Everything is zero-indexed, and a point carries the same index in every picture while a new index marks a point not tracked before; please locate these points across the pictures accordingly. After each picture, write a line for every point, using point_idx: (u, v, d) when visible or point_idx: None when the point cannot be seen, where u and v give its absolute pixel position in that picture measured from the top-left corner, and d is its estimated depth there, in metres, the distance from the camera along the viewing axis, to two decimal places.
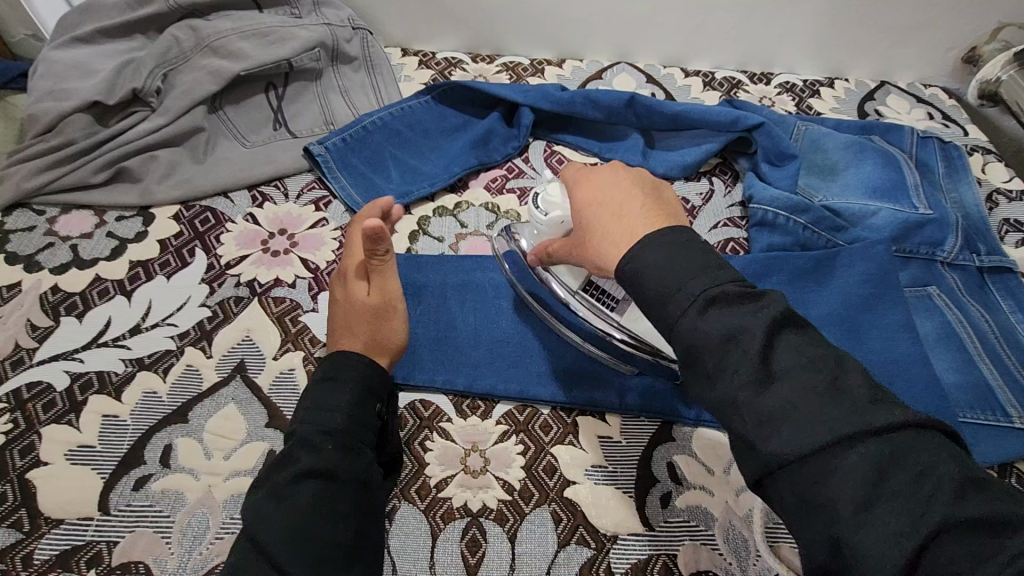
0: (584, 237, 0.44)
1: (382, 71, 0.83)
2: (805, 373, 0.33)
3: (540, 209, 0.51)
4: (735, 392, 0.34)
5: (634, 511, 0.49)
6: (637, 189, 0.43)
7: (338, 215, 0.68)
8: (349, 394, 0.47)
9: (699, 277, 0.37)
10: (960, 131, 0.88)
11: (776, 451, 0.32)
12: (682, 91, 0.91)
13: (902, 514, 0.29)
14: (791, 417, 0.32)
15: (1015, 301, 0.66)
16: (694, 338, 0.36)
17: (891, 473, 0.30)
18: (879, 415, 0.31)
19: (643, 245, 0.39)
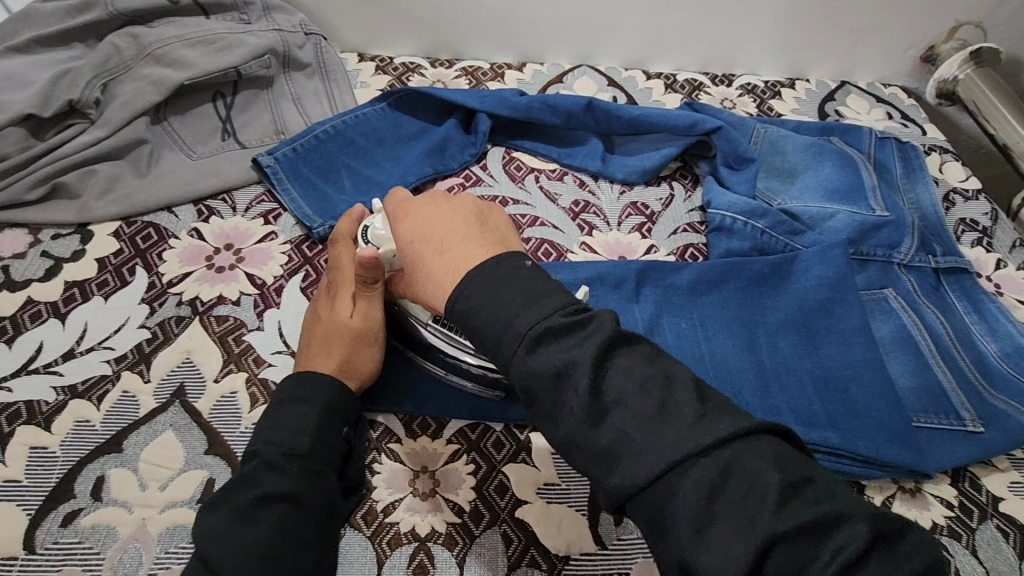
0: (410, 274, 0.46)
1: (337, 77, 0.81)
2: (637, 400, 0.35)
3: (370, 242, 0.53)
4: (572, 430, 0.36)
5: (587, 530, 0.48)
6: (455, 216, 0.46)
7: (288, 228, 0.66)
8: (318, 416, 0.47)
9: (527, 312, 0.38)
10: (918, 131, 0.88)
11: (619, 483, 0.34)
12: (643, 94, 0.90)
13: (732, 533, 0.31)
14: (628, 450, 0.34)
15: (970, 302, 0.66)
16: (532, 376, 0.37)
17: (720, 491, 0.32)
18: (705, 433, 0.33)
19: (468, 280, 0.41)
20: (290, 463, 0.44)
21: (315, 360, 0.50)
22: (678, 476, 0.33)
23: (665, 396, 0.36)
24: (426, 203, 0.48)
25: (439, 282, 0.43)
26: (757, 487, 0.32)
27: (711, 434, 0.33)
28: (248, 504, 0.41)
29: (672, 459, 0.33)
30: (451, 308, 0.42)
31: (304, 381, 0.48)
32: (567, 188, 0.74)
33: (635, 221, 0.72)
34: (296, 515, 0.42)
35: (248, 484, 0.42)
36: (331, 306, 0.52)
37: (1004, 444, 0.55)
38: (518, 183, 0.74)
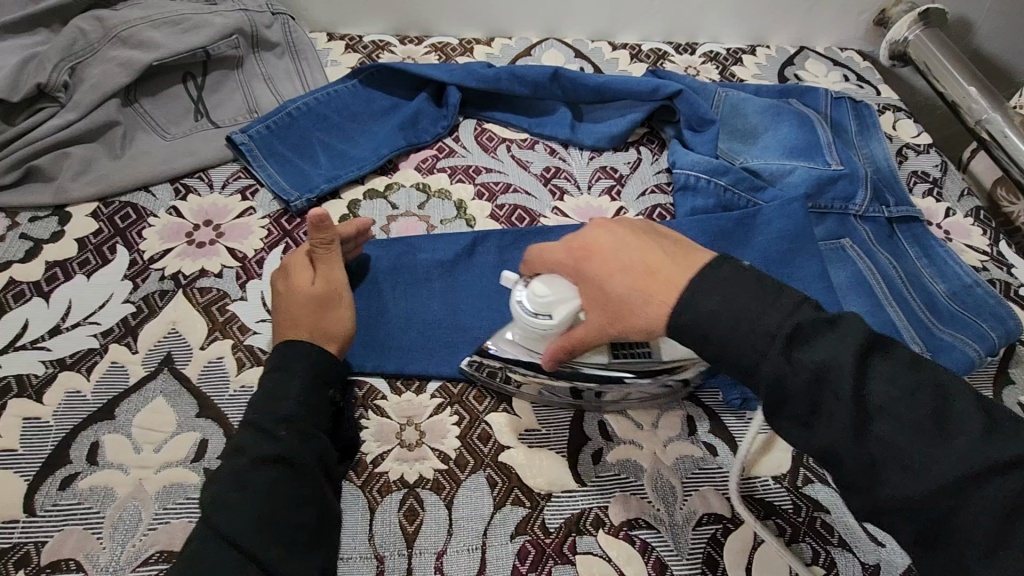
0: (617, 309, 0.45)
1: (307, 56, 0.82)
2: (910, 408, 0.37)
3: (534, 313, 0.49)
4: (836, 443, 0.38)
5: (567, 469, 0.51)
6: (644, 241, 0.46)
7: (266, 203, 0.68)
8: (298, 383, 0.49)
9: (794, 310, 0.39)
10: (873, 91, 0.92)
11: (889, 493, 0.36)
12: (610, 64, 0.92)
13: (1016, 549, 0.33)
14: (901, 459, 0.36)
15: (921, 247, 0.70)
16: (786, 381, 0.39)
17: (1021, 514, 0.33)
18: (995, 449, 0.34)
19: (695, 291, 0.41)
20: (276, 429, 0.46)
21: (291, 329, 0.52)
22: (967, 496, 0.34)
23: (942, 407, 0.36)
24: (602, 233, 0.47)
25: (656, 306, 0.43)
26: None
27: (1004, 451, 0.34)
28: (244, 469, 0.43)
29: (944, 476, 0.35)
30: (680, 322, 0.42)
31: (286, 355, 0.50)
32: (539, 156, 0.77)
33: (604, 184, 0.75)
34: (288, 476, 0.44)
35: (239, 451, 0.45)
36: (286, 283, 0.54)
37: (950, 373, 0.59)
38: (490, 153, 0.76)
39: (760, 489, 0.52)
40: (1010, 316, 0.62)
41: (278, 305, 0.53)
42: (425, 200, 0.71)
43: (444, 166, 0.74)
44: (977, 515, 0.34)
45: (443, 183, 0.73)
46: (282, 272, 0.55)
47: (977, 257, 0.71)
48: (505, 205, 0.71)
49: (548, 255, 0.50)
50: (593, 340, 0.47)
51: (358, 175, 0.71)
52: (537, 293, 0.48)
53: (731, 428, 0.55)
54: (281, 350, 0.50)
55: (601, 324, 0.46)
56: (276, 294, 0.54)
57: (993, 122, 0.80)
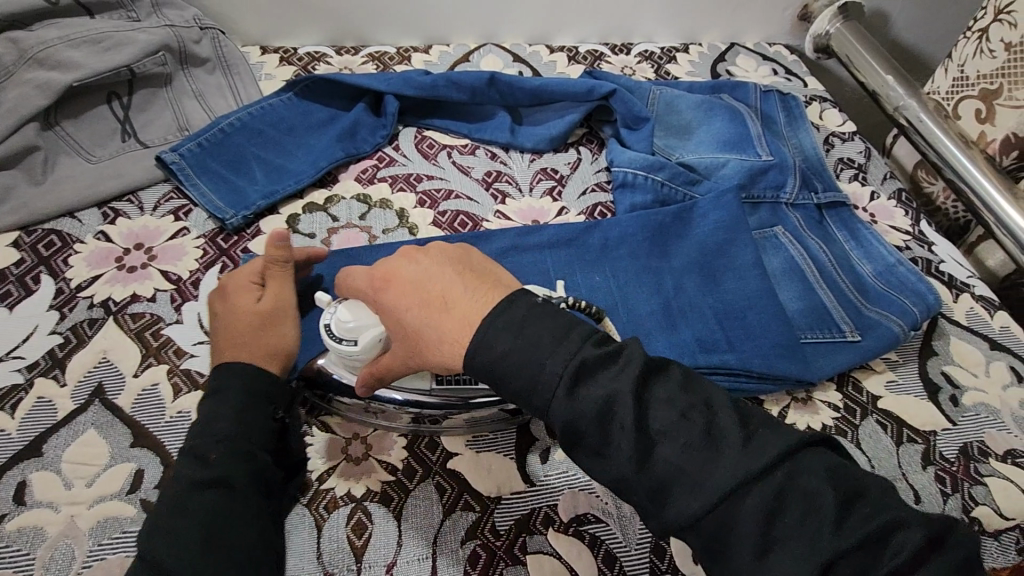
0: (414, 344, 0.44)
1: (239, 71, 0.81)
2: (679, 428, 0.38)
3: (344, 339, 0.49)
4: (620, 472, 0.38)
5: (515, 471, 0.52)
6: (441, 264, 0.44)
7: (200, 222, 0.66)
8: (238, 400, 0.47)
9: (557, 349, 0.39)
10: (801, 84, 0.96)
11: (677, 516, 0.37)
12: (548, 67, 0.93)
13: (800, 547, 0.35)
14: (680, 480, 0.37)
15: (848, 231, 0.74)
16: (572, 415, 0.38)
17: (781, 515, 0.36)
18: (754, 459, 0.36)
19: (488, 328, 0.40)
20: (215, 450, 0.44)
21: (234, 349, 0.50)
22: (736, 506, 0.36)
23: (710, 424, 0.38)
24: (399, 262, 0.46)
25: (451, 343, 0.41)
26: (816, 508, 0.35)
27: (760, 459, 0.36)
28: (180, 495, 0.42)
29: (731, 486, 0.36)
30: (473, 361, 0.41)
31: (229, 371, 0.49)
32: (479, 160, 0.77)
33: (545, 186, 0.76)
34: (230, 498, 0.43)
35: (178, 479, 0.43)
36: (229, 304, 0.53)
37: (877, 349, 0.62)
38: (431, 160, 0.76)
39: None
40: (930, 291, 0.65)
41: (216, 326, 0.53)
42: (366, 211, 0.70)
43: (385, 176, 0.74)
44: (753, 525, 0.35)
45: (384, 193, 0.72)
46: (220, 295, 0.55)
47: (901, 237, 0.75)
48: (447, 212, 0.71)
49: (354, 284, 0.48)
50: (400, 369, 0.46)
51: (296, 189, 0.70)
52: (341, 319, 0.49)
53: None
54: (231, 368, 0.49)
55: (403, 358, 0.45)
56: (217, 315, 0.53)
57: (909, 108, 0.83)
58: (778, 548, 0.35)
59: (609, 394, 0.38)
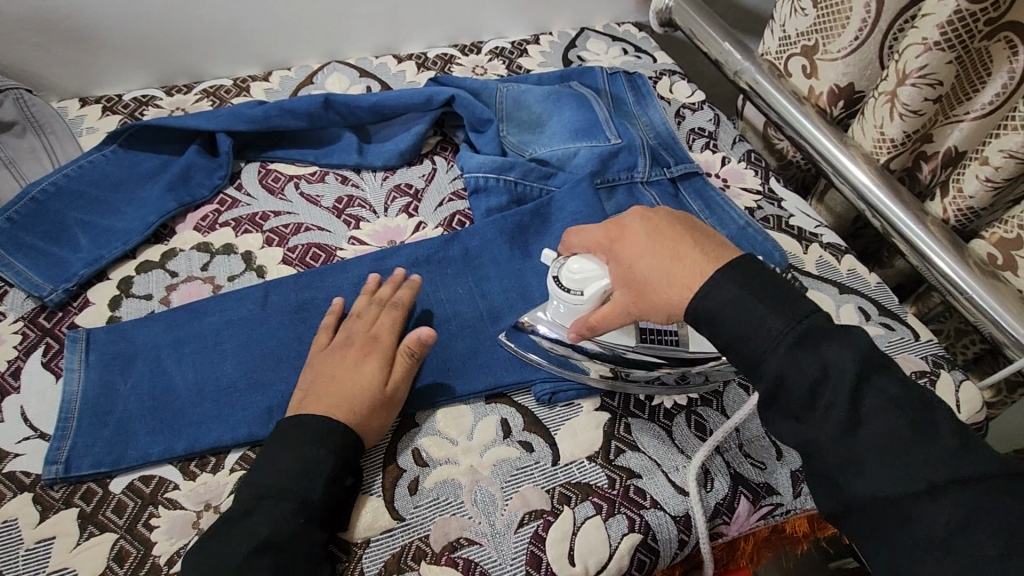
0: (642, 291, 0.47)
1: (54, 129, 0.75)
2: (891, 418, 0.39)
3: (570, 288, 0.53)
4: (822, 437, 0.40)
5: (381, 508, 0.50)
6: (671, 229, 0.48)
7: (18, 304, 0.61)
8: (323, 460, 0.47)
9: (780, 311, 0.42)
10: (650, 60, 0.98)
11: (862, 489, 0.39)
12: (397, 78, 0.91)
13: (974, 555, 0.36)
14: (875, 462, 0.39)
15: (702, 200, 0.75)
16: (789, 371, 0.41)
17: (972, 523, 0.37)
18: (963, 464, 0.38)
19: (712, 282, 0.44)
20: (292, 511, 0.45)
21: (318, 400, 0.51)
22: (924, 502, 0.38)
23: (922, 421, 0.39)
24: (634, 218, 0.50)
25: (679, 292, 0.45)
26: (1017, 531, 0.36)
27: (969, 466, 0.38)
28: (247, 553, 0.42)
29: (935, 480, 0.38)
30: (694, 308, 0.44)
31: (305, 424, 0.48)
32: (329, 187, 0.74)
33: (401, 203, 0.74)
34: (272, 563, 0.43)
35: (243, 534, 0.43)
36: (354, 368, 0.52)
37: None
38: (277, 195, 0.73)
39: (576, 473, 0.53)
40: (775, 250, 0.68)
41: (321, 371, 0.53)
42: (209, 260, 0.66)
43: (227, 220, 0.70)
44: (942, 520, 0.37)
45: (228, 238, 0.68)
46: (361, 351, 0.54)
47: (752, 199, 0.77)
48: (298, 247, 0.68)
49: (602, 243, 0.52)
50: (618, 318, 0.50)
51: (126, 250, 0.65)
52: (572, 271, 0.53)
53: (543, 422, 0.56)
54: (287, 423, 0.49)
55: (626, 305, 0.49)
56: (336, 374, 0.52)
57: (747, 72, 0.85)
58: (961, 547, 0.37)
59: (864, 360, 0.40)
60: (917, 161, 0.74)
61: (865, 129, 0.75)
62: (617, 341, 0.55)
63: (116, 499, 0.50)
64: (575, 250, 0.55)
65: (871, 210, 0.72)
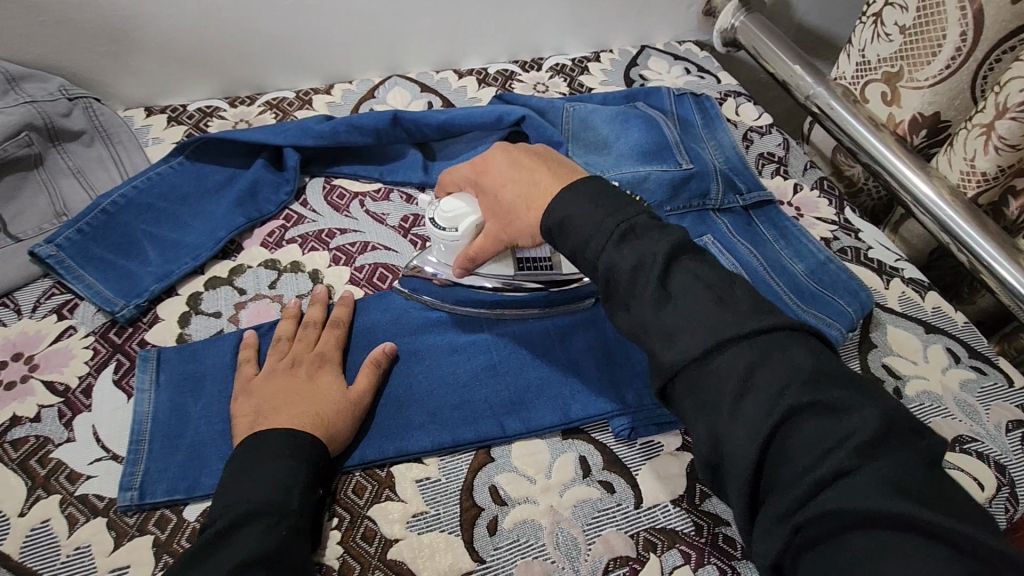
0: (510, 216, 0.52)
1: (121, 139, 0.75)
2: (696, 293, 0.41)
3: (445, 226, 0.57)
4: (642, 313, 0.42)
5: (462, 549, 0.48)
6: (532, 161, 0.52)
7: (89, 318, 0.60)
8: (298, 471, 0.46)
9: (619, 215, 0.45)
10: (714, 81, 0.96)
11: (673, 359, 0.40)
12: (458, 94, 0.90)
13: (761, 408, 0.37)
14: (686, 329, 0.40)
15: (776, 229, 0.73)
16: (614, 263, 0.43)
17: (758, 371, 0.38)
18: (750, 320, 0.40)
19: (564, 199, 0.47)
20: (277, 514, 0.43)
21: (295, 414, 0.49)
22: (718, 358, 0.39)
23: (725, 292, 0.42)
24: (496, 154, 0.55)
25: (535, 211, 0.50)
26: (791, 369, 0.37)
27: (754, 321, 0.40)
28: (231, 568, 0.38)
29: (725, 338, 0.39)
30: (549, 223, 0.47)
31: (264, 437, 0.47)
32: (394, 206, 0.73)
33: None
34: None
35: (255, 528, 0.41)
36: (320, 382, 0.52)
37: None
38: (343, 212, 0.72)
39: (660, 518, 0.51)
40: (860, 289, 0.65)
41: (268, 395, 0.51)
42: (276, 278, 0.65)
43: (293, 236, 0.69)
44: (733, 374, 0.38)
45: (294, 255, 0.68)
46: (317, 364, 0.54)
47: (827, 229, 0.75)
48: (364, 266, 0.67)
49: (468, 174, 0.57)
50: (490, 248, 0.55)
51: (195, 266, 0.64)
52: (446, 209, 0.57)
53: (623, 460, 0.54)
54: (275, 434, 0.47)
55: (497, 232, 0.54)
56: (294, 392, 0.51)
57: (819, 96, 0.83)
58: (753, 400, 0.37)
59: (676, 245, 0.43)
60: (1005, 196, 0.71)
61: (951, 161, 0.72)
62: (503, 272, 0.60)
63: (190, 527, 0.48)
64: (450, 189, 0.60)
65: (957, 244, 0.69)
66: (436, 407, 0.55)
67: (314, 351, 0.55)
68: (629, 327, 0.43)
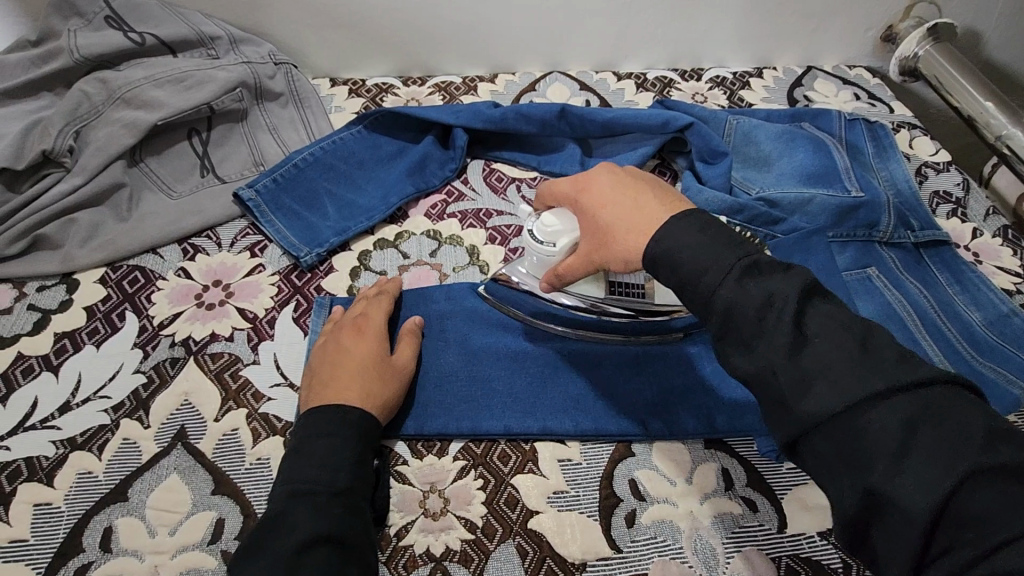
0: (610, 237, 0.47)
1: (311, 103, 0.81)
2: (836, 336, 0.36)
3: (541, 240, 0.55)
4: (771, 357, 0.37)
5: (600, 535, 0.49)
6: (636, 184, 0.48)
7: (275, 259, 0.67)
8: (344, 453, 0.46)
9: (732, 252, 0.40)
10: (886, 109, 0.91)
11: (812, 407, 0.35)
12: (616, 95, 0.91)
13: (927, 472, 0.31)
14: (825, 375, 0.35)
15: (951, 272, 0.68)
16: (734, 302, 0.39)
17: (921, 428, 0.33)
18: (907, 372, 0.34)
19: (670, 230, 0.42)
20: (327, 500, 0.43)
21: (344, 388, 0.50)
22: (869, 413, 0.33)
23: (865, 337, 0.36)
24: (603, 173, 0.51)
25: (640, 237, 0.44)
26: (964, 427, 0.32)
27: (914, 372, 0.34)
28: (293, 550, 0.40)
29: (879, 388, 0.34)
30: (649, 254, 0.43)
31: (321, 416, 0.48)
32: None
33: None
34: (336, 558, 0.41)
35: (293, 526, 0.41)
36: (354, 343, 0.54)
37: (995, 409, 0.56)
38: (500, 195, 0.75)
39: (805, 547, 0.49)
40: None
41: (321, 366, 0.53)
42: (437, 247, 0.70)
43: (454, 211, 0.73)
44: (892, 426, 0.33)
45: (454, 229, 0.71)
46: (354, 330, 0.55)
47: (1009, 280, 0.69)
48: (519, 249, 0.70)
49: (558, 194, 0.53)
50: (582, 267, 0.52)
51: (368, 226, 0.70)
52: (546, 223, 0.54)
53: (768, 481, 0.53)
54: (323, 412, 0.48)
55: (590, 253, 0.50)
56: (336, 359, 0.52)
57: (1013, 138, 0.79)
58: (919, 457, 0.32)
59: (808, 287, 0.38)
60: None
61: None
62: (587, 292, 0.58)
63: None
64: (548, 203, 0.56)
65: None
66: (580, 393, 0.56)
67: (359, 313, 0.57)
68: (750, 375, 0.38)
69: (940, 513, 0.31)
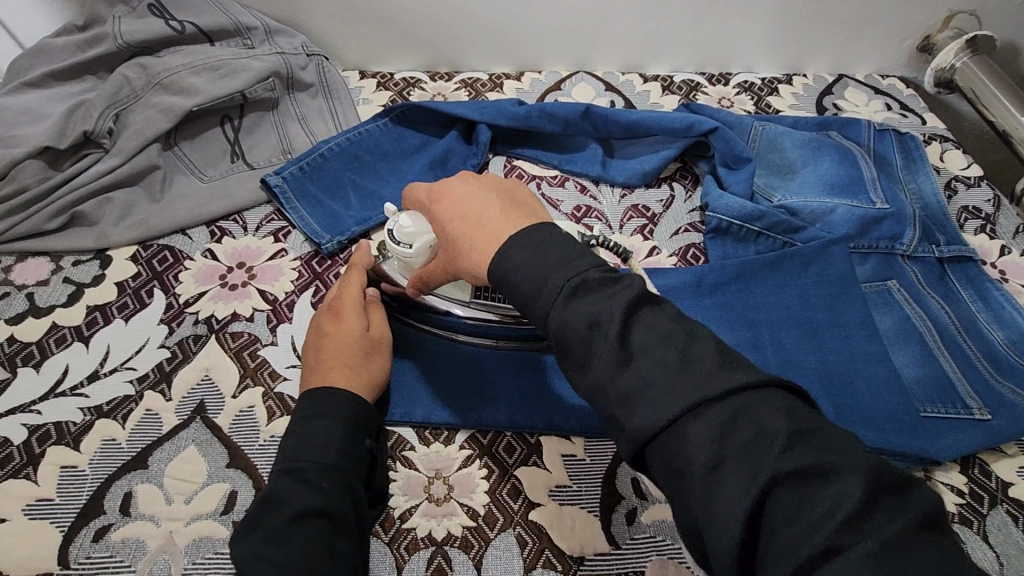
0: (452, 252, 0.45)
1: (340, 95, 0.83)
2: (658, 351, 0.36)
3: (401, 242, 0.52)
4: (603, 376, 0.36)
5: (599, 531, 0.49)
6: (485, 191, 0.45)
7: (298, 245, 0.69)
8: (333, 431, 0.47)
9: (559, 271, 0.39)
10: (918, 121, 0.89)
11: (644, 424, 0.34)
12: (641, 97, 0.92)
13: (739, 481, 0.32)
14: (648, 394, 0.35)
15: (975, 289, 0.67)
16: (564, 325, 0.38)
17: (733, 435, 0.32)
18: (718, 381, 0.34)
19: (509, 250, 0.41)
20: (316, 477, 0.44)
21: (333, 373, 0.51)
22: (693, 425, 0.33)
23: (686, 351, 0.36)
24: (454, 180, 0.48)
25: (480, 258, 0.43)
26: (766, 434, 0.32)
27: (725, 381, 0.34)
28: (282, 525, 0.41)
29: (691, 401, 0.33)
30: (493, 273, 0.42)
31: (311, 399, 0.49)
32: (569, 194, 0.76)
33: (636, 224, 0.73)
34: (328, 530, 0.42)
35: (282, 502, 0.43)
36: (337, 326, 0.54)
37: (1013, 430, 0.56)
38: None
39: None
40: None
41: (310, 352, 0.53)
42: None
43: None
44: (708, 438, 0.33)
45: None
46: (333, 314, 0.55)
47: None
48: None
49: (415, 196, 0.50)
50: (440, 275, 0.49)
51: (389, 217, 0.71)
52: (402, 226, 0.51)
53: None
54: (313, 397, 0.49)
55: (444, 262, 0.47)
56: (321, 344, 0.53)
57: None
58: (733, 468, 0.32)
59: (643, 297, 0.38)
60: None
61: None
62: (456, 298, 0.57)
63: None
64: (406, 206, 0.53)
65: None
66: None
67: (338, 294, 0.57)
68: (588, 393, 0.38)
69: (751, 522, 0.31)
